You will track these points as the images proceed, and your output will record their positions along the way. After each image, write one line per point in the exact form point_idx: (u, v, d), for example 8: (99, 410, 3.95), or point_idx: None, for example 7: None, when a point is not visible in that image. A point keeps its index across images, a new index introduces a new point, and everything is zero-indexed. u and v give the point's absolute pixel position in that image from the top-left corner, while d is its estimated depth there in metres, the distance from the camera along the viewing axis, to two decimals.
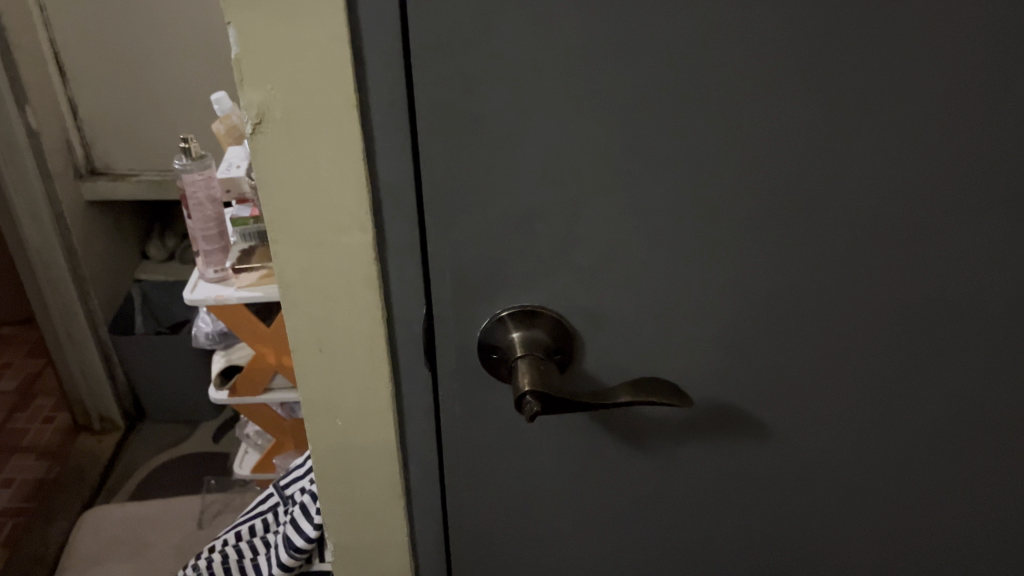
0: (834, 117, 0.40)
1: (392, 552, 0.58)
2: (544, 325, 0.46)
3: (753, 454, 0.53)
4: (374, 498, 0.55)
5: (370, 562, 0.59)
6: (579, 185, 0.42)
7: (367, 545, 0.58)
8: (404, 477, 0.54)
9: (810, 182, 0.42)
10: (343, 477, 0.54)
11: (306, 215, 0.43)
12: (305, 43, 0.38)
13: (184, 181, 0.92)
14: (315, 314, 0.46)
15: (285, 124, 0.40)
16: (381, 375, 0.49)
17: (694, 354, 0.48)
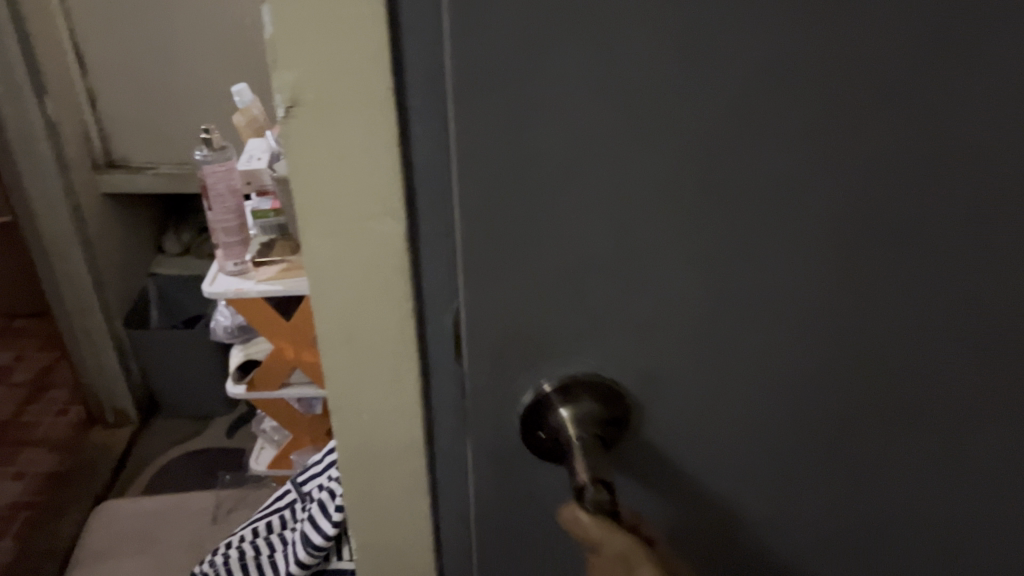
0: (934, 92, 0.32)
1: (415, 556, 0.57)
2: (595, 394, 0.39)
3: (806, 507, 0.43)
4: (400, 498, 0.54)
5: (393, 566, 0.58)
6: (610, 176, 0.33)
7: (390, 546, 0.56)
8: (430, 478, 0.53)
9: (900, 172, 0.33)
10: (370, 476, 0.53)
11: (338, 203, 0.42)
12: (340, 19, 0.37)
13: (206, 174, 0.90)
14: (340, 303, 0.45)
15: (319, 107, 0.39)
16: (408, 369, 0.47)
17: (746, 385, 0.39)
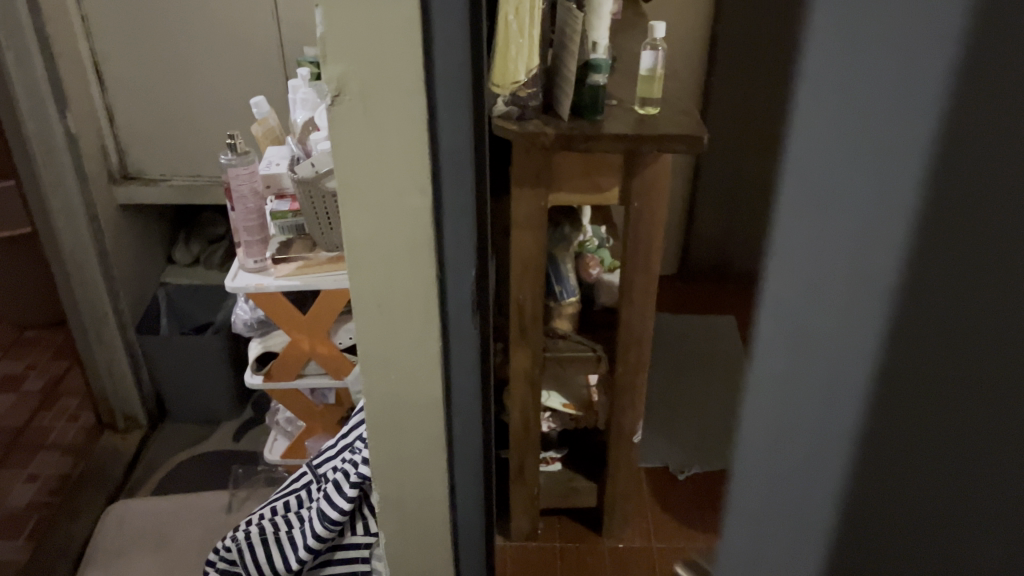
0: None
1: (434, 495, 0.66)
2: None
3: None
4: (421, 443, 0.63)
5: (414, 506, 0.67)
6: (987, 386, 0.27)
7: (411, 489, 0.66)
8: (447, 421, 0.63)
9: None
10: (393, 424, 0.62)
11: (374, 180, 0.52)
12: (381, 25, 0.48)
13: (231, 177, 0.97)
14: (373, 270, 0.55)
15: (360, 97, 0.50)
16: (428, 327, 0.57)
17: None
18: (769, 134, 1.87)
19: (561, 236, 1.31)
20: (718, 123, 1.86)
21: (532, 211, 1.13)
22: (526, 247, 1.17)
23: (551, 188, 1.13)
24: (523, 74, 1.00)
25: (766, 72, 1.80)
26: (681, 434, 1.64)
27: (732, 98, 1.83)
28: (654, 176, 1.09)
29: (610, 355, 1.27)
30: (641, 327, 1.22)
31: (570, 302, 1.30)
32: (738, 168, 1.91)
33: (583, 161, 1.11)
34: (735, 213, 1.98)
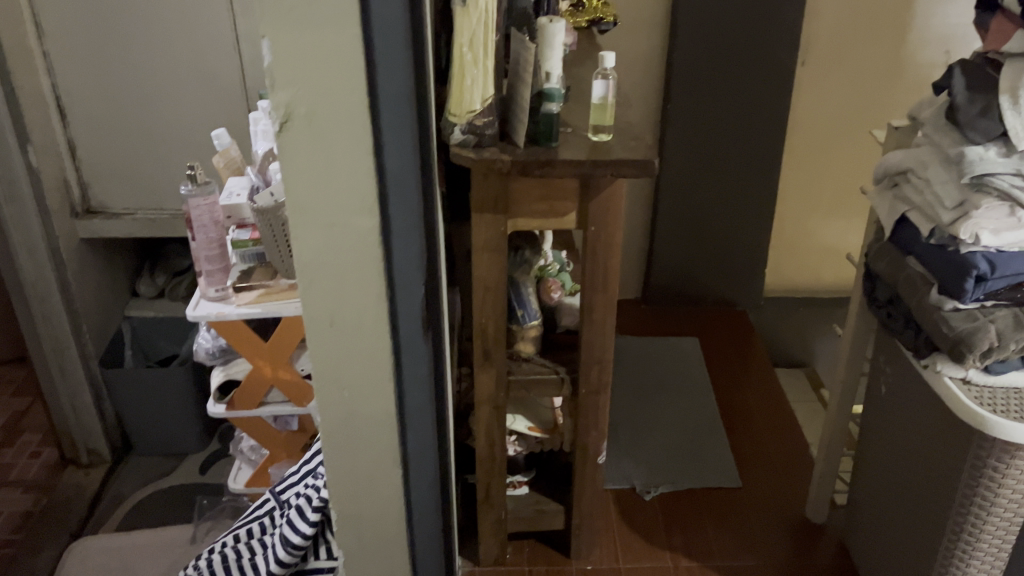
0: None
1: (391, 499, 0.71)
2: None
3: None
4: (377, 445, 0.69)
5: (373, 508, 0.72)
6: None
7: (370, 491, 0.71)
8: (402, 433, 0.67)
9: None
10: (352, 431, 0.67)
11: (324, 199, 0.59)
12: (326, 58, 0.55)
13: (191, 207, 0.99)
14: (326, 278, 0.62)
15: (308, 121, 0.57)
16: (379, 337, 0.63)
17: None
18: (726, 160, 1.92)
19: (521, 260, 1.33)
20: (676, 149, 1.91)
21: (491, 235, 1.16)
22: (487, 270, 1.19)
23: (509, 212, 1.15)
24: (478, 103, 1.05)
25: (721, 99, 1.85)
26: (646, 455, 1.66)
27: (688, 125, 1.88)
28: (608, 200, 1.13)
29: (572, 377, 1.29)
30: (601, 348, 1.25)
31: (532, 325, 1.31)
32: (697, 194, 1.96)
33: (540, 187, 1.13)
34: (696, 237, 2.02)
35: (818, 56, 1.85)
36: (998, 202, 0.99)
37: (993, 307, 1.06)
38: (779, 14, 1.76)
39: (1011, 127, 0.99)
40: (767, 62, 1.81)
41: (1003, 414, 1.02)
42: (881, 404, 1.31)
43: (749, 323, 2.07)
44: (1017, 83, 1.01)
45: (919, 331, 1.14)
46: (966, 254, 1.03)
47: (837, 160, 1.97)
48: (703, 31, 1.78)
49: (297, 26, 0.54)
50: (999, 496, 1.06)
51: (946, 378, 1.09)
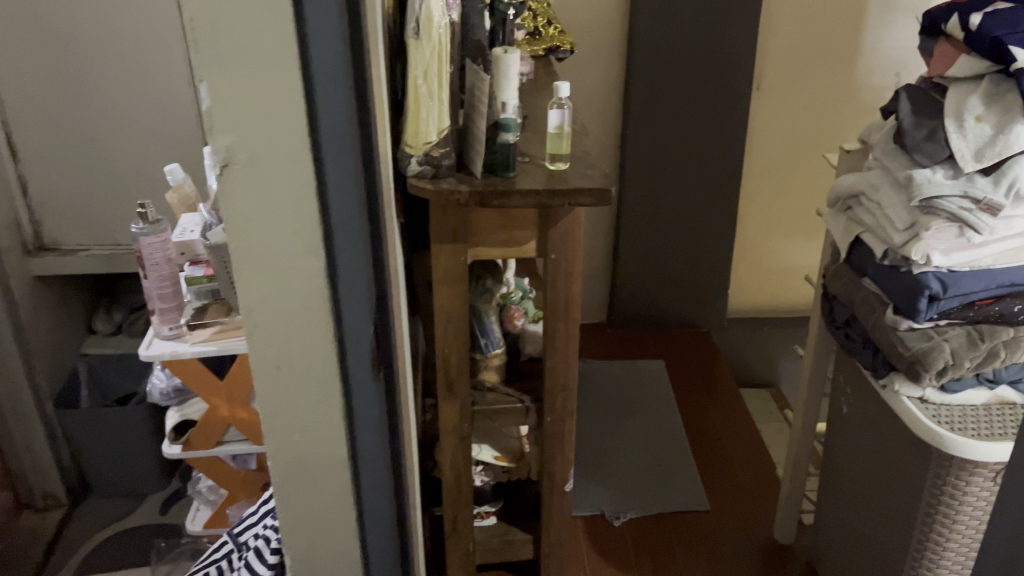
0: None
1: (346, 559, 0.66)
2: None
3: None
4: (329, 502, 0.63)
5: (327, 570, 0.66)
6: None
7: (324, 550, 0.65)
8: (355, 487, 0.63)
9: None
10: (302, 486, 0.62)
11: (267, 246, 0.54)
12: (267, 97, 0.50)
13: (143, 245, 0.99)
14: (271, 334, 0.56)
15: (248, 165, 0.51)
16: (330, 387, 0.58)
17: None
18: (686, 183, 1.94)
19: (483, 289, 1.33)
20: (638, 172, 1.92)
21: (452, 266, 1.15)
22: (448, 301, 1.18)
23: (468, 242, 1.15)
24: (434, 134, 1.05)
25: (680, 124, 1.87)
26: (614, 480, 1.65)
27: (649, 149, 1.90)
28: (567, 229, 1.13)
29: (536, 406, 1.28)
30: (564, 376, 1.24)
31: (495, 354, 1.31)
32: (659, 217, 1.98)
33: (499, 216, 1.14)
34: (659, 260, 2.03)
35: (773, 80, 1.89)
36: (947, 224, 1.01)
37: (946, 326, 1.08)
38: (732, 39, 1.79)
39: (957, 151, 1.00)
40: (723, 87, 1.84)
41: (961, 433, 1.03)
42: (844, 424, 1.32)
43: (714, 345, 2.09)
44: (962, 107, 1.03)
45: (876, 351, 1.15)
46: (918, 275, 1.05)
47: (796, 181, 2.00)
48: (661, 57, 1.80)
49: (231, 64, 0.49)
50: (960, 513, 1.07)
51: (904, 398, 1.10)
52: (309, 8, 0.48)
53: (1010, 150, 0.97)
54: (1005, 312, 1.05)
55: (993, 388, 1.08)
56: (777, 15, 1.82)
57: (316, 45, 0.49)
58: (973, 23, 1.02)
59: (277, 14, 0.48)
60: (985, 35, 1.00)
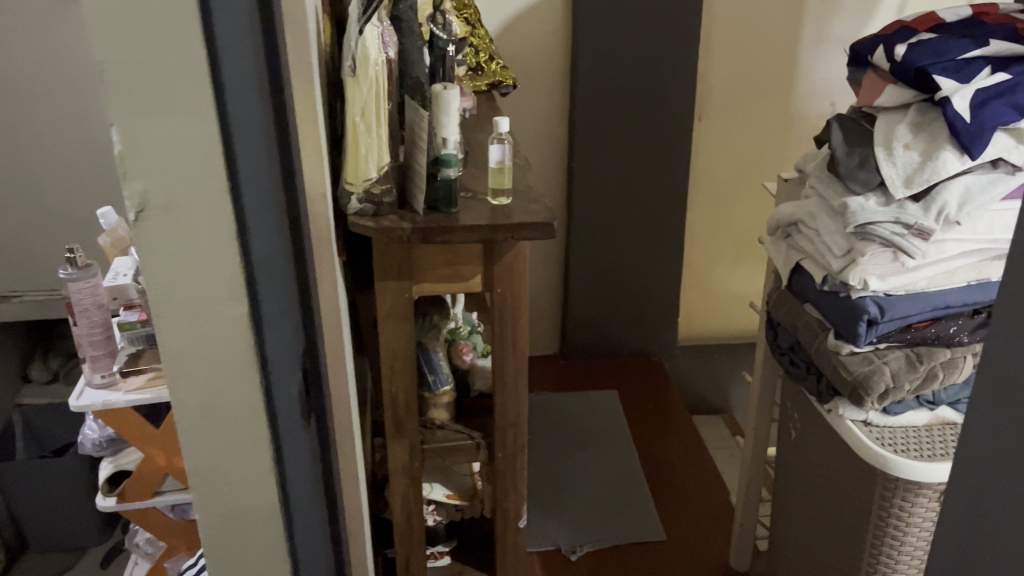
0: None
1: None
2: None
3: None
4: (262, 554, 0.61)
5: None
6: None
7: None
8: (288, 537, 0.61)
9: None
10: (233, 538, 0.61)
11: (185, 293, 0.52)
12: (182, 140, 0.49)
13: (72, 291, 0.96)
14: (197, 380, 0.54)
15: (163, 210, 0.50)
16: (258, 436, 0.57)
17: None
18: (633, 213, 1.96)
19: (430, 324, 1.32)
20: (585, 204, 1.93)
21: (397, 303, 1.14)
22: (393, 338, 1.16)
23: (413, 278, 1.13)
24: (374, 171, 1.04)
25: (625, 155, 1.89)
26: (570, 514, 1.63)
27: (595, 181, 1.91)
28: (512, 263, 1.12)
29: (487, 442, 1.26)
30: (514, 411, 1.23)
31: (444, 390, 1.29)
32: (607, 248, 1.99)
33: (442, 251, 1.12)
34: (609, 290, 2.04)
35: (714, 111, 1.92)
36: (882, 249, 1.03)
37: (886, 348, 1.09)
38: (671, 72, 1.82)
39: (887, 177, 1.03)
40: (666, 118, 1.87)
41: (905, 454, 1.05)
42: (793, 450, 1.33)
43: (665, 372, 2.10)
44: (891, 135, 1.05)
45: (821, 376, 1.17)
46: (857, 299, 1.07)
47: (739, 209, 2.04)
48: (603, 89, 1.82)
49: (145, 106, 0.48)
50: (907, 535, 1.09)
51: (848, 421, 1.12)
52: (223, 50, 0.47)
53: (937, 176, 1.00)
54: (940, 334, 1.08)
55: (933, 409, 1.10)
56: (715, 48, 1.86)
57: (232, 88, 0.48)
58: (898, 54, 1.05)
59: (191, 56, 0.47)
60: (909, 67, 1.03)
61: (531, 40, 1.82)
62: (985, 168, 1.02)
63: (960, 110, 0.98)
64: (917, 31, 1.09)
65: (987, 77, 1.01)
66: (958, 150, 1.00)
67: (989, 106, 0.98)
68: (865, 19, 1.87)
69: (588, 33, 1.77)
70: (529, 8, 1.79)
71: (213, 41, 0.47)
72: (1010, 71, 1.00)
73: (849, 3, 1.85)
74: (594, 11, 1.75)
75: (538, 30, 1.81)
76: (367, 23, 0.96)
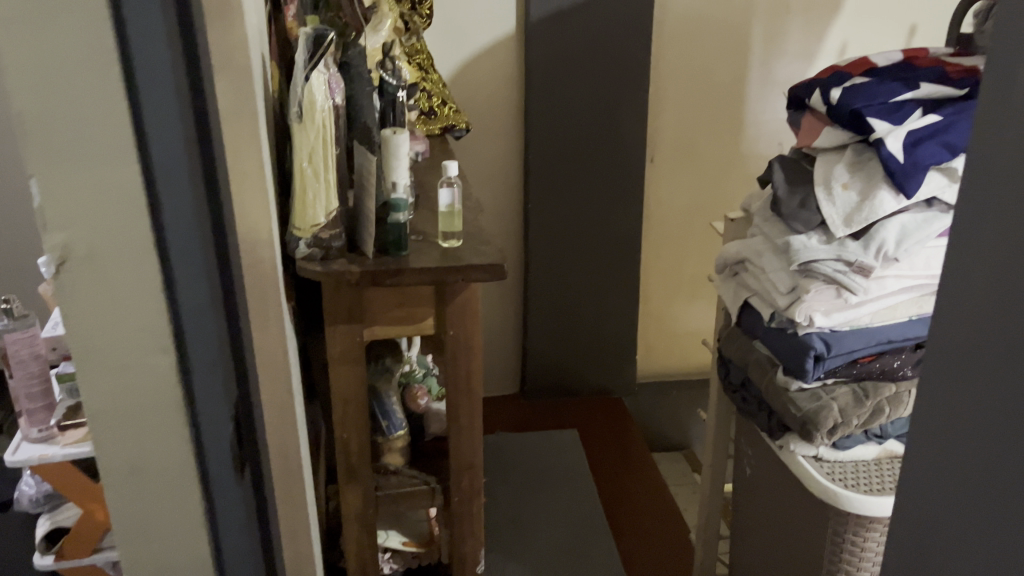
0: None
1: None
2: None
3: None
4: None
5: None
6: None
7: None
8: None
9: None
10: None
11: (110, 345, 0.53)
12: (105, 191, 0.50)
13: (8, 342, 0.96)
14: (121, 432, 0.55)
15: (87, 261, 0.51)
16: (190, 487, 0.57)
17: None
18: (588, 251, 1.97)
19: (383, 369, 1.33)
20: (541, 244, 1.95)
21: (347, 347, 1.13)
22: (344, 383, 1.15)
23: (363, 322, 1.12)
24: (322, 216, 1.03)
25: (579, 195, 1.91)
26: (533, 551, 1.59)
27: (550, 222, 1.93)
28: (465, 304, 1.11)
29: (443, 486, 1.25)
30: (469, 454, 1.21)
31: (398, 435, 1.28)
32: (564, 287, 2.00)
33: (393, 294, 1.11)
34: (567, 329, 2.04)
35: (665, 152, 1.96)
36: (826, 286, 1.06)
37: (833, 384, 1.11)
38: (621, 115, 1.86)
39: (828, 217, 1.05)
40: (618, 159, 1.90)
41: (855, 489, 1.06)
42: (749, 486, 1.33)
43: (624, 410, 2.09)
44: (829, 175, 1.09)
45: (771, 412, 1.18)
46: (803, 336, 1.08)
47: (692, 247, 2.07)
48: (557, 131, 1.85)
49: (67, 158, 0.49)
50: (859, 569, 1.10)
51: (800, 457, 1.12)
52: (145, 101, 0.49)
53: (874, 216, 1.02)
54: (885, 368, 1.10)
55: (882, 443, 1.12)
56: (664, 91, 1.90)
57: (155, 139, 0.50)
58: (833, 97, 1.09)
59: (113, 108, 0.49)
60: (844, 109, 1.06)
61: (485, 84, 1.84)
62: (920, 206, 1.05)
63: (893, 151, 1.02)
64: (851, 75, 1.12)
65: (919, 118, 1.04)
66: (893, 190, 1.03)
67: (922, 146, 1.01)
68: (808, 62, 1.93)
69: (541, 77, 1.79)
70: (481, 52, 1.81)
71: (135, 94, 0.49)
72: (940, 113, 1.04)
73: (793, 47, 1.91)
74: (546, 55, 1.78)
75: (491, 73, 1.84)
76: (313, 70, 0.96)
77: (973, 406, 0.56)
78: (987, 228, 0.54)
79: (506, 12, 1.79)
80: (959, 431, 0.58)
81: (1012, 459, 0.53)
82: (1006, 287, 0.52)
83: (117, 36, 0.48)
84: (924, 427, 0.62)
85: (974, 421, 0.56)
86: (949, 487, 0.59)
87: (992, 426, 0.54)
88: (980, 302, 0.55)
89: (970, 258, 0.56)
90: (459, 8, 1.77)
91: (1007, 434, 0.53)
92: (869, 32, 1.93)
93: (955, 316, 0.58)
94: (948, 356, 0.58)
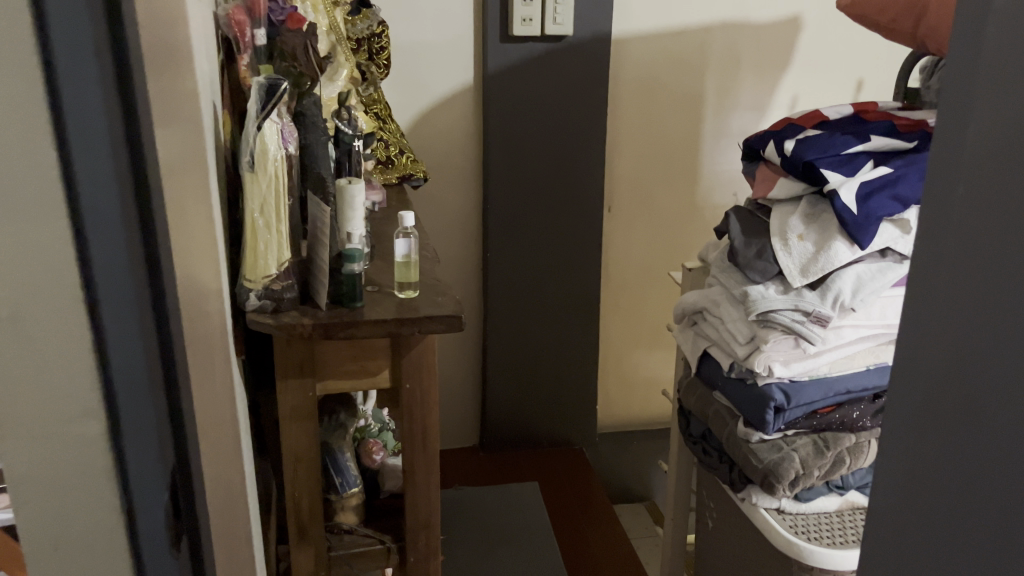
0: None
1: None
2: None
3: None
4: None
5: None
6: None
7: None
8: None
9: None
10: None
11: (33, 413, 0.49)
12: (31, 246, 0.46)
13: None
14: (44, 504, 0.51)
15: (10, 321, 0.47)
16: (121, 560, 0.53)
17: None
18: (546, 301, 1.96)
19: (336, 423, 1.27)
20: (500, 292, 1.93)
21: (298, 403, 1.09)
22: (295, 440, 1.11)
23: (315, 377, 1.09)
24: (273, 266, 1.01)
25: (537, 244, 1.91)
26: None
27: (508, 270, 1.92)
28: (421, 356, 1.08)
29: (398, 545, 1.20)
30: (426, 512, 1.17)
31: (353, 493, 1.23)
32: (523, 337, 1.98)
33: (347, 347, 1.08)
34: (526, 379, 2.02)
35: (623, 202, 1.97)
36: (784, 336, 1.05)
37: (793, 435, 1.10)
38: (579, 163, 1.86)
39: (785, 267, 1.06)
40: (576, 209, 1.90)
41: (818, 541, 1.06)
42: (711, 540, 1.31)
43: (586, 461, 2.07)
44: (785, 226, 1.09)
45: (733, 465, 1.16)
46: (763, 387, 1.08)
47: (650, 295, 2.07)
48: (516, 180, 1.85)
49: None
50: None
51: (762, 509, 1.11)
52: (76, 152, 0.45)
53: (831, 266, 1.03)
54: (845, 418, 1.10)
55: (842, 494, 1.11)
56: (621, 142, 1.92)
57: (87, 193, 0.46)
58: (787, 149, 1.10)
59: (40, 157, 0.45)
60: (798, 160, 1.07)
61: (442, 133, 1.84)
62: (875, 256, 1.06)
63: (847, 202, 1.03)
64: (804, 127, 1.14)
65: (870, 171, 1.06)
66: (847, 240, 1.04)
67: (873, 199, 1.03)
68: (760, 114, 1.97)
69: (498, 126, 1.80)
70: (439, 101, 1.81)
71: (66, 145, 0.45)
72: (892, 165, 1.06)
73: (745, 99, 1.95)
74: (503, 105, 1.79)
75: (448, 123, 1.83)
76: (265, 119, 0.94)
77: (934, 460, 0.55)
78: (944, 279, 0.54)
79: (464, 63, 1.80)
80: (922, 487, 0.57)
81: (978, 515, 0.52)
82: (965, 339, 0.52)
83: (47, 81, 0.43)
84: (886, 482, 0.61)
85: (939, 477, 0.55)
86: (914, 542, 0.58)
87: (956, 481, 0.53)
88: (939, 355, 0.54)
89: (927, 311, 0.55)
90: (417, 59, 1.77)
91: (972, 489, 0.52)
92: (819, 85, 1.98)
93: (915, 369, 0.57)
94: (911, 407, 0.57)
